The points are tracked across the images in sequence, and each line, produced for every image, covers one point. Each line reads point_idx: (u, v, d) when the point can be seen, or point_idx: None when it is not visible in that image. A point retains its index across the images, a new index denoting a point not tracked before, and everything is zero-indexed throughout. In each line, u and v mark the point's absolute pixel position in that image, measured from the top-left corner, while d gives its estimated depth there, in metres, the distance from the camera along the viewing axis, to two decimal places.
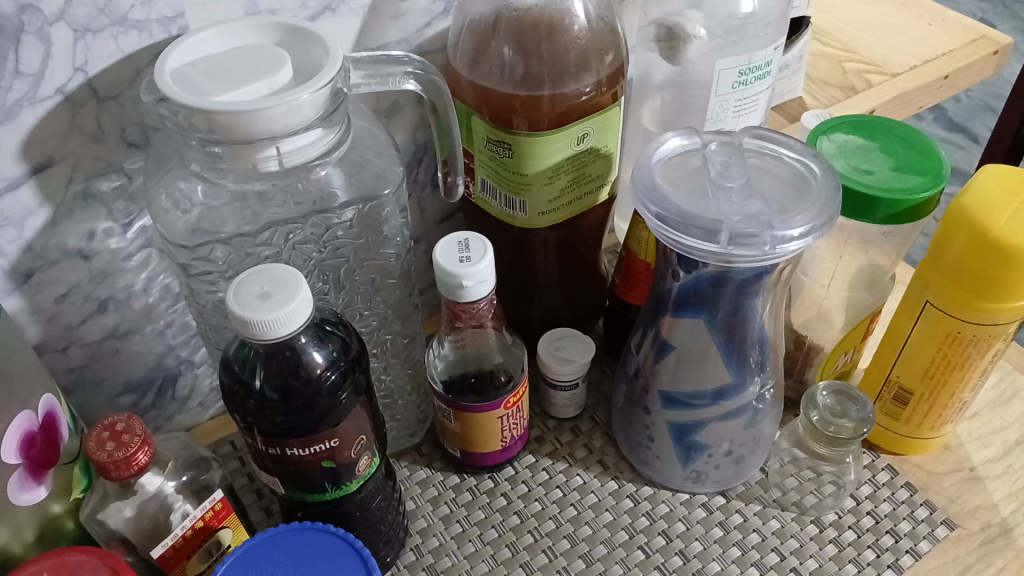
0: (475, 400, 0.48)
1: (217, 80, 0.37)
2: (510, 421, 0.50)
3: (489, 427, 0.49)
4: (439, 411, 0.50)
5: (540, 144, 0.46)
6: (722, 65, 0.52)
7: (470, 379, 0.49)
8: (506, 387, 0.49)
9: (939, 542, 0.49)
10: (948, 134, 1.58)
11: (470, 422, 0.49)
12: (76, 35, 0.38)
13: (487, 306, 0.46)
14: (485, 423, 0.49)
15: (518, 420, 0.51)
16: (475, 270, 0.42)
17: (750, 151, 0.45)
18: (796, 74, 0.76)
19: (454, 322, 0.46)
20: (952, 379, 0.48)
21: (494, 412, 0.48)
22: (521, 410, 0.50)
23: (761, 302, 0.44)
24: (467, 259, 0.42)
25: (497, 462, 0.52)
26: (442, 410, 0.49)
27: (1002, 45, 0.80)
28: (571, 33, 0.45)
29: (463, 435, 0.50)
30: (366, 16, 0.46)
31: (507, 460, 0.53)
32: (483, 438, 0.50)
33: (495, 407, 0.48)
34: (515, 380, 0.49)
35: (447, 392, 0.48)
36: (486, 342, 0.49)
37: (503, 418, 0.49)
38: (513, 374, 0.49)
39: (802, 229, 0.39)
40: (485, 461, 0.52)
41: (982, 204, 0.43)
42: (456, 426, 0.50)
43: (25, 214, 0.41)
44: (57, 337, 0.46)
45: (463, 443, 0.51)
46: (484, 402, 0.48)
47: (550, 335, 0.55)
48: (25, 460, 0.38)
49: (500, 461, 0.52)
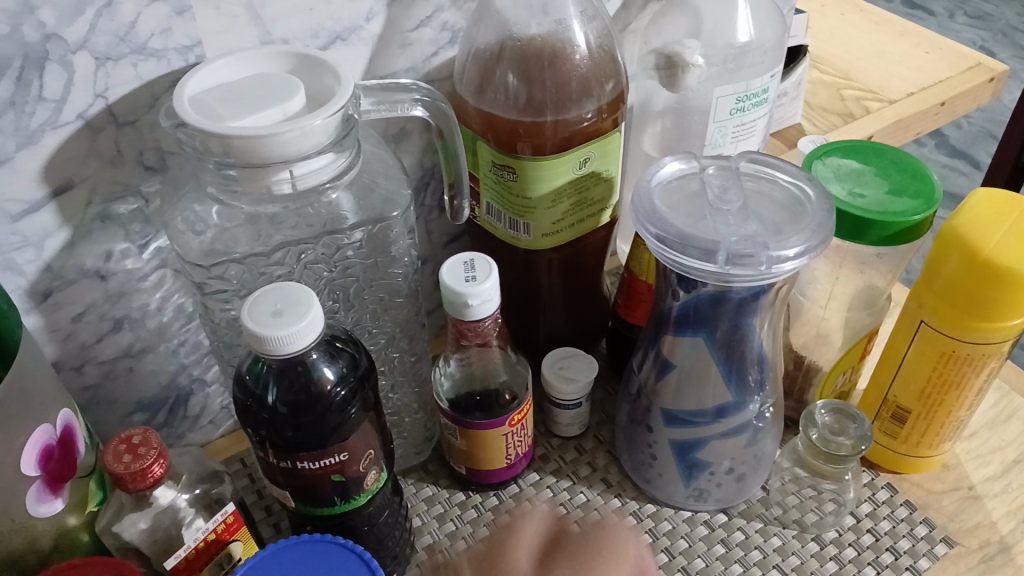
0: (481, 417, 0.49)
1: (234, 106, 0.39)
2: (515, 438, 0.51)
3: (496, 444, 0.50)
4: (446, 429, 0.51)
5: (544, 168, 0.47)
6: (720, 92, 0.53)
7: (476, 397, 0.50)
8: (510, 405, 0.50)
9: (939, 559, 0.50)
10: (948, 160, 1.60)
11: (477, 439, 0.50)
12: (97, 62, 0.40)
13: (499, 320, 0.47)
14: (490, 440, 0.50)
15: (522, 437, 0.52)
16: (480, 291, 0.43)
17: (747, 174, 0.46)
18: (795, 101, 0.77)
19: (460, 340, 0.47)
20: (949, 398, 0.49)
21: (501, 430, 0.49)
22: (526, 428, 0.51)
23: (760, 322, 0.46)
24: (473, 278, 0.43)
25: (502, 479, 0.53)
26: (448, 427, 0.50)
27: (998, 73, 0.82)
28: (573, 61, 0.46)
29: (469, 451, 0.51)
30: (375, 46, 0.48)
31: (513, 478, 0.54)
32: (490, 456, 0.51)
33: (501, 424, 0.49)
34: (520, 398, 0.50)
35: (453, 409, 0.49)
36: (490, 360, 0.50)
37: (508, 436, 0.50)
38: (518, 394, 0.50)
39: (797, 249, 0.40)
40: (491, 478, 0.53)
41: (973, 226, 0.44)
42: (462, 443, 0.51)
43: (45, 235, 0.43)
44: (74, 355, 0.48)
45: (468, 460, 0.52)
46: (491, 420, 0.49)
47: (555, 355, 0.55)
48: (41, 473, 0.39)
49: (505, 479, 0.53)
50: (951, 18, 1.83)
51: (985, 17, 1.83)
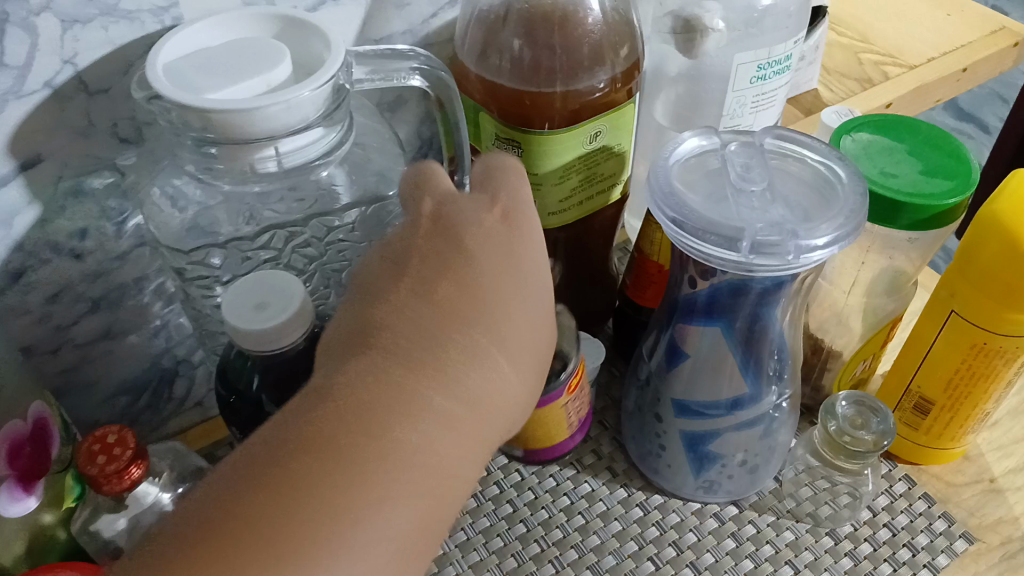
0: None
1: (214, 73, 0.35)
2: (574, 405, 0.49)
3: (554, 420, 0.49)
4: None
5: (552, 142, 0.44)
6: (741, 59, 0.50)
7: None
8: (560, 376, 0.47)
9: (959, 557, 0.48)
10: (958, 124, 1.56)
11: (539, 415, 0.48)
12: (64, 25, 0.36)
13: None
14: (551, 415, 0.48)
15: (577, 409, 0.50)
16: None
17: (771, 152, 0.43)
18: (812, 66, 0.74)
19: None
20: (976, 391, 0.46)
21: (561, 401, 0.48)
22: (581, 390, 0.50)
23: (781, 311, 0.43)
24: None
25: (565, 449, 0.52)
26: None
27: (1023, 37, 0.78)
28: (585, 26, 0.42)
29: (530, 434, 0.50)
30: (369, 7, 0.44)
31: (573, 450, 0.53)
32: (546, 433, 0.49)
33: (553, 399, 0.47)
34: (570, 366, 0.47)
35: None
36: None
37: (565, 408, 0.48)
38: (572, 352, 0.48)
39: (827, 238, 0.37)
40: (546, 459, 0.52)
41: (1015, 211, 0.41)
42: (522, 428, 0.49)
43: (12, 213, 0.39)
44: (48, 338, 0.44)
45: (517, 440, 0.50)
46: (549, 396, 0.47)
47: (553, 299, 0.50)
48: (12, 471, 0.37)
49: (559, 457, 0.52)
50: None
51: None
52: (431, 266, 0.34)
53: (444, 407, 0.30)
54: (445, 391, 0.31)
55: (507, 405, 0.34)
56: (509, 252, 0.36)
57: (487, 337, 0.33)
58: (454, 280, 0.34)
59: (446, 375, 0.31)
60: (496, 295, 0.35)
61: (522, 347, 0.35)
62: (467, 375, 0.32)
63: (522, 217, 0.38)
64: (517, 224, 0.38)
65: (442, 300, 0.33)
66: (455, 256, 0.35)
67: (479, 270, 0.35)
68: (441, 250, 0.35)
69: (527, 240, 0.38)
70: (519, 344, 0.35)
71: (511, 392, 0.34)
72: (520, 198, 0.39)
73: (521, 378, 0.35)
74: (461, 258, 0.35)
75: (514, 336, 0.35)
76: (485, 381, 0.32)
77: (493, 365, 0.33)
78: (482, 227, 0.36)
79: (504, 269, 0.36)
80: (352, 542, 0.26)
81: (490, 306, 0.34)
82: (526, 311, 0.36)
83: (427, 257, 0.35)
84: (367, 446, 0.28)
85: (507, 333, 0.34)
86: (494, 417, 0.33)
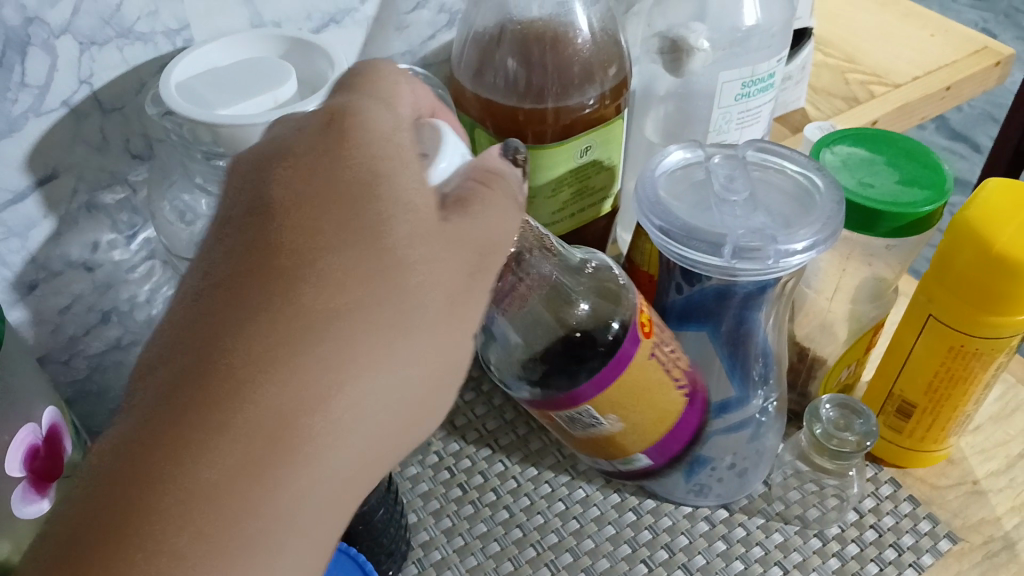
0: (598, 368, 0.41)
1: (223, 91, 0.37)
2: (664, 351, 0.43)
3: (652, 379, 0.42)
4: (593, 418, 0.42)
5: (545, 157, 0.46)
6: (726, 78, 0.52)
7: (573, 353, 0.42)
8: (625, 328, 0.42)
9: (943, 556, 0.49)
10: (950, 143, 1.58)
11: (633, 381, 0.41)
12: (82, 47, 0.38)
13: (495, 161, 0.35)
14: (644, 375, 0.42)
15: (680, 358, 0.44)
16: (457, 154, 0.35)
17: (754, 163, 0.45)
18: (799, 85, 0.76)
19: (498, 307, 0.42)
20: (956, 393, 0.48)
21: (644, 351, 0.42)
22: (664, 339, 0.43)
23: (765, 315, 0.45)
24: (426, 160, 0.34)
25: (691, 425, 0.45)
26: (586, 414, 0.42)
27: (1005, 56, 0.80)
28: (576, 45, 0.45)
29: (636, 422, 0.43)
30: (369, 29, 0.47)
31: (705, 420, 0.46)
32: (654, 400, 0.43)
33: (636, 353, 0.41)
34: (627, 309, 0.42)
35: (563, 389, 0.42)
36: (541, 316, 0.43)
37: (657, 355, 0.42)
38: (619, 291, 0.44)
39: (805, 243, 0.39)
40: (675, 451, 0.46)
41: (987, 218, 0.42)
42: (632, 414, 0.43)
43: (28, 226, 0.41)
44: (60, 348, 0.46)
45: (636, 437, 0.44)
46: (622, 353, 0.41)
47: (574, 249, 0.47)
48: (27, 472, 0.38)
49: (688, 437, 0.46)
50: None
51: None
52: (255, 233, 0.31)
53: (273, 395, 0.28)
54: (271, 376, 0.29)
55: (397, 352, 0.31)
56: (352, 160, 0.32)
57: (314, 299, 0.30)
58: (274, 245, 0.31)
59: (266, 362, 0.29)
60: (319, 246, 0.30)
61: (389, 285, 0.31)
62: (293, 351, 0.29)
63: (387, 138, 0.33)
64: (382, 150, 0.32)
65: (250, 276, 0.30)
66: (271, 220, 0.31)
67: (310, 221, 0.31)
68: (265, 211, 0.31)
69: (397, 163, 0.32)
70: (384, 282, 0.30)
71: (389, 338, 0.30)
72: (374, 116, 0.33)
73: (408, 318, 0.31)
74: (286, 215, 0.31)
75: (371, 278, 0.30)
76: (326, 349, 0.29)
77: (338, 325, 0.30)
78: (311, 170, 0.32)
79: (340, 212, 0.31)
80: (238, 560, 0.28)
81: (312, 266, 0.30)
82: (394, 239, 0.31)
83: (250, 219, 0.32)
84: (234, 472, 0.28)
85: (352, 281, 0.30)
86: (382, 373, 0.30)
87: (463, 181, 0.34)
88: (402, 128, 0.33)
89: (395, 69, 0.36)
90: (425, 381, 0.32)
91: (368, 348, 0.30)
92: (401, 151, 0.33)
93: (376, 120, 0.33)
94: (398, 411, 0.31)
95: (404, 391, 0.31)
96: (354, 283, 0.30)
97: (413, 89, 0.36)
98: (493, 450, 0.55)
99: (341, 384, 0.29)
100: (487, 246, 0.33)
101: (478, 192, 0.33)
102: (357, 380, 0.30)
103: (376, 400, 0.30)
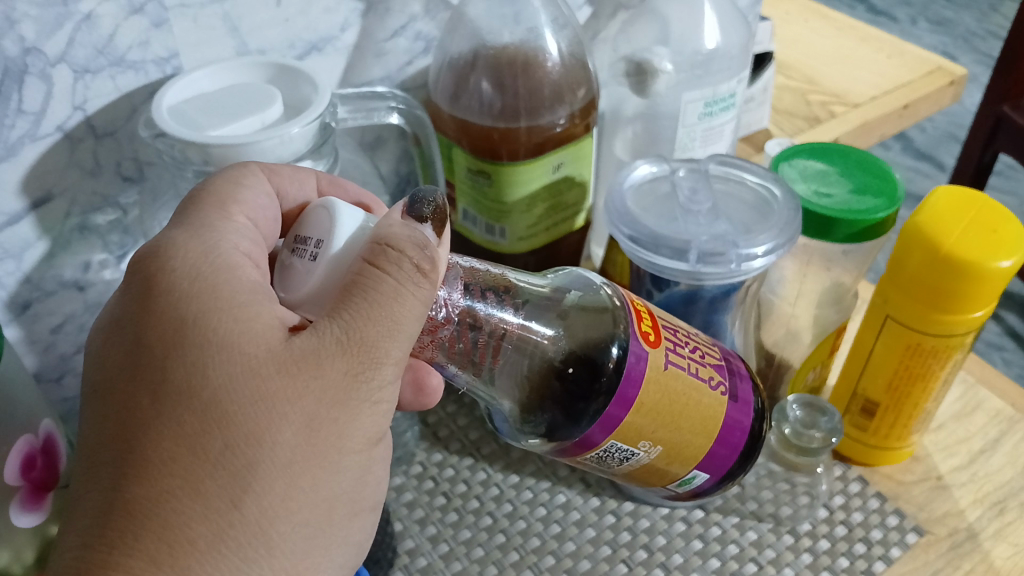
0: (606, 402, 0.40)
1: (212, 114, 0.40)
2: (675, 356, 0.43)
3: (675, 388, 0.42)
4: (624, 451, 0.42)
5: (519, 173, 0.48)
6: (690, 97, 0.55)
7: (572, 391, 0.41)
8: (624, 351, 0.41)
9: (910, 548, 0.51)
10: (916, 163, 1.63)
11: (654, 398, 0.41)
12: (76, 75, 0.40)
13: (397, 227, 0.34)
14: (661, 391, 0.41)
15: (701, 359, 0.44)
16: (353, 222, 0.34)
17: (716, 176, 0.48)
18: (762, 106, 0.79)
19: (473, 363, 0.42)
20: (915, 391, 0.51)
21: (657, 363, 0.41)
22: (675, 343, 0.43)
23: (730, 318, 0.48)
24: (322, 241, 0.33)
25: (743, 422, 0.45)
26: (620, 449, 0.42)
27: (957, 76, 0.83)
28: (545, 68, 0.47)
29: (675, 444, 0.43)
30: (351, 55, 0.49)
31: (752, 419, 0.46)
32: (686, 412, 0.42)
33: (646, 369, 0.41)
34: (620, 329, 0.41)
35: (574, 433, 0.41)
36: (525, 365, 0.42)
37: (673, 363, 0.42)
38: (610, 309, 0.43)
39: (765, 246, 0.42)
40: (730, 465, 0.46)
41: (935, 222, 0.45)
42: (667, 435, 0.42)
43: (24, 247, 0.43)
44: (53, 366, 0.48)
45: (680, 458, 0.44)
46: (631, 375, 0.40)
47: (545, 277, 0.47)
48: (25, 482, 0.40)
49: (741, 441, 0.45)
50: (914, 24, 1.90)
51: (945, 23, 1.91)
52: (100, 408, 0.32)
53: (145, 561, 0.29)
54: (135, 535, 0.29)
55: (269, 483, 0.31)
56: (221, 244, 0.34)
57: (157, 465, 0.30)
58: (113, 420, 0.31)
59: (127, 535, 0.29)
60: (157, 408, 0.31)
61: (231, 431, 0.30)
62: (155, 519, 0.29)
63: (215, 269, 0.33)
64: (209, 288, 0.33)
65: (98, 454, 0.31)
66: (113, 392, 0.32)
67: (142, 386, 0.31)
68: (106, 384, 0.32)
69: (227, 299, 0.32)
70: (225, 432, 0.30)
71: (255, 474, 0.30)
72: (191, 260, 0.33)
73: (269, 450, 0.31)
74: (122, 385, 0.32)
75: (207, 432, 0.30)
76: (186, 508, 0.30)
77: (192, 485, 0.30)
78: (138, 335, 0.32)
79: (163, 378, 0.31)
80: None
81: (146, 436, 0.30)
82: (223, 388, 0.31)
83: (96, 396, 0.33)
84: None
85: (183, 441, 0.30)
86: (265, 504, 0.31)
87: (342, 273, 0.33)
88: (233, 253, 0.34)
89: (240, 175, 0.37)
90: (319, 493, 0.32)
91: (231, 492, 0.30)
92: (229, 266, 0.34)
93: (192, 259, 0.34)
94: (305, 525, 0.32)
95: (302, 506, 0.32)
96: (188, 441, 0.30)
97: (294, 183, 0.39)
98: (476, 459, 0.56)
99: (219, 528, 0.30)
100: (366, 347, 0.32)
101: (358, 281, 0.32)
102: (235, 519, 0.30)
103: (271, 529, 0.31)
